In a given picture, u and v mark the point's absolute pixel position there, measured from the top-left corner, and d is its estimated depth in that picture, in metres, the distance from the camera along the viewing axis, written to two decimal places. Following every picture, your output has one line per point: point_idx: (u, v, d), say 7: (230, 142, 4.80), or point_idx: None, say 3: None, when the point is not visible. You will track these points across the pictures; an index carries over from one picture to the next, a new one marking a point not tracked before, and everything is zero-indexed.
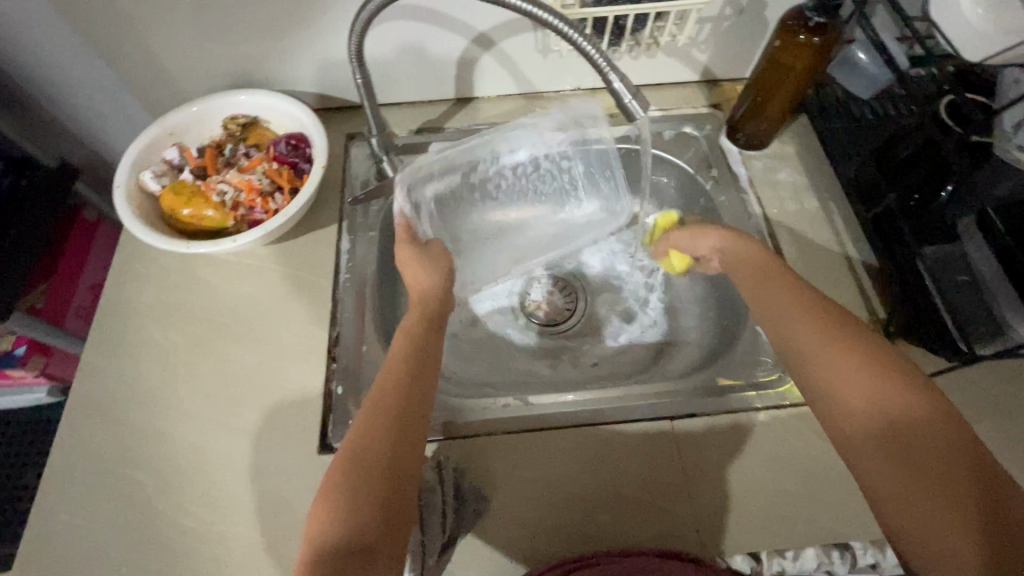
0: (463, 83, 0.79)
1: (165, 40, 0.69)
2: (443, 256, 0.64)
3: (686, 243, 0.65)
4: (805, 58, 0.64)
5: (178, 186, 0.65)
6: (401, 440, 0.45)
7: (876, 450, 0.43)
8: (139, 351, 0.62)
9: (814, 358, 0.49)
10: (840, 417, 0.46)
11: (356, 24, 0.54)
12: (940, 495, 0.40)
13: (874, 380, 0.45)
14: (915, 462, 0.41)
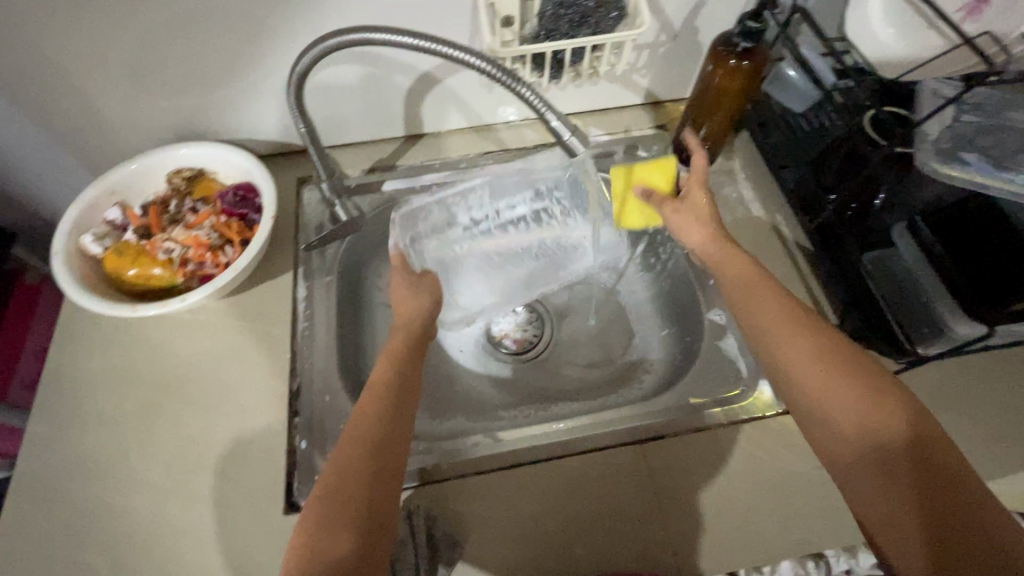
0: (412, 121, 0.79)
1: (101, 98, 0.67)
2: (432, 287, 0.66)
3: (675, 222, 0.63)
4: (736, 82, 0.67)
5: (122, 247, 0.63)
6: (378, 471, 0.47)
7: (836, 443, 0.45)
8: (89, 422, 0.60)
9: (775, 356, 0.50)
10: (802, 415, 0.47)
11: (290, 78, 0.54)
12: (895, 482, 0.41)
13: (829, 372, 0.46)
14: (873, 453, 0.43)
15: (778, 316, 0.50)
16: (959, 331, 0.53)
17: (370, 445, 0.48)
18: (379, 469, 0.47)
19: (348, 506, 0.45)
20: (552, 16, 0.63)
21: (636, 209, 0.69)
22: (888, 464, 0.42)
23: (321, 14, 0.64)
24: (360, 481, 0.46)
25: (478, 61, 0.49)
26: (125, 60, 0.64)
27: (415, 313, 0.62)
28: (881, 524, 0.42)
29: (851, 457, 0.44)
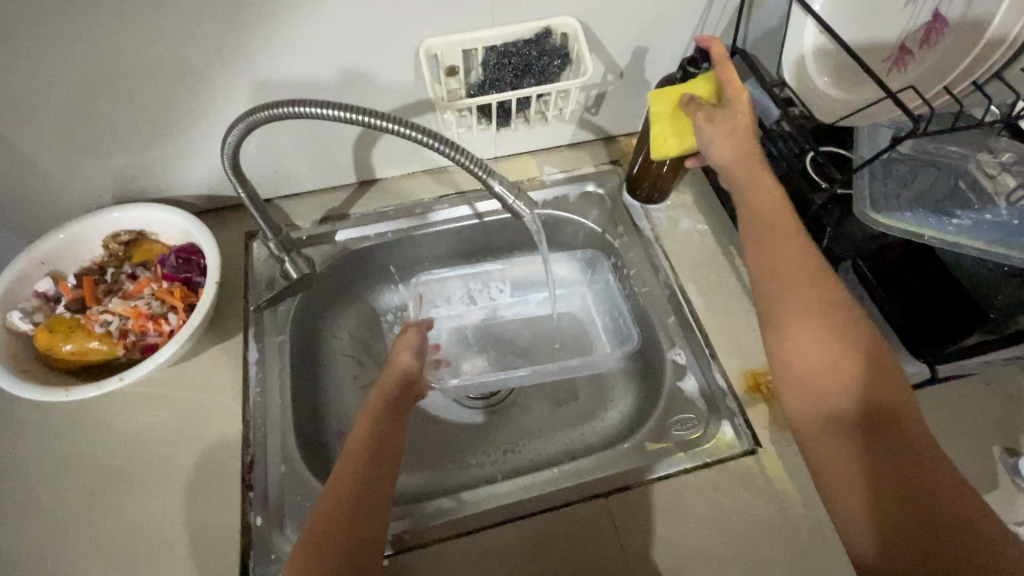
0: (363, 167, 0.78)
1: (27, 162, 0.64)
2: (416, 339, 0.65)
3: (704, 133, 0.57)
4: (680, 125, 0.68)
5: (54, 323, 0.60)
6: (355, 522, 0.47)
7: (817, 406, 0.47)
8: (24, 513, 0.56)
9: (775, 323, 0.50)
10: (785, 374, 0.49)
11: (225, 148, 0.54)
12: (863, 450, 0.44)
13: (827, 342, 0.47)
14: (845, 420, 0.46)
15: (795, 277, 0.51)
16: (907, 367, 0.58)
17: (362, 487, 0.48)
18: (375, 512, 0.48)
19: (333, 547, 0.45)
20: (495, 66, 0.64)
21: (676, 135, 0.61)
22: (865, 433, 0.45)
23: (258, 70, 0.62)
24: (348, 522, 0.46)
25: (393, 125, 0.50)
26: (52, 125, 0.61)
27: (406, 371, 0.61)
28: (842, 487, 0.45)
29: (825, 423, 0.46)
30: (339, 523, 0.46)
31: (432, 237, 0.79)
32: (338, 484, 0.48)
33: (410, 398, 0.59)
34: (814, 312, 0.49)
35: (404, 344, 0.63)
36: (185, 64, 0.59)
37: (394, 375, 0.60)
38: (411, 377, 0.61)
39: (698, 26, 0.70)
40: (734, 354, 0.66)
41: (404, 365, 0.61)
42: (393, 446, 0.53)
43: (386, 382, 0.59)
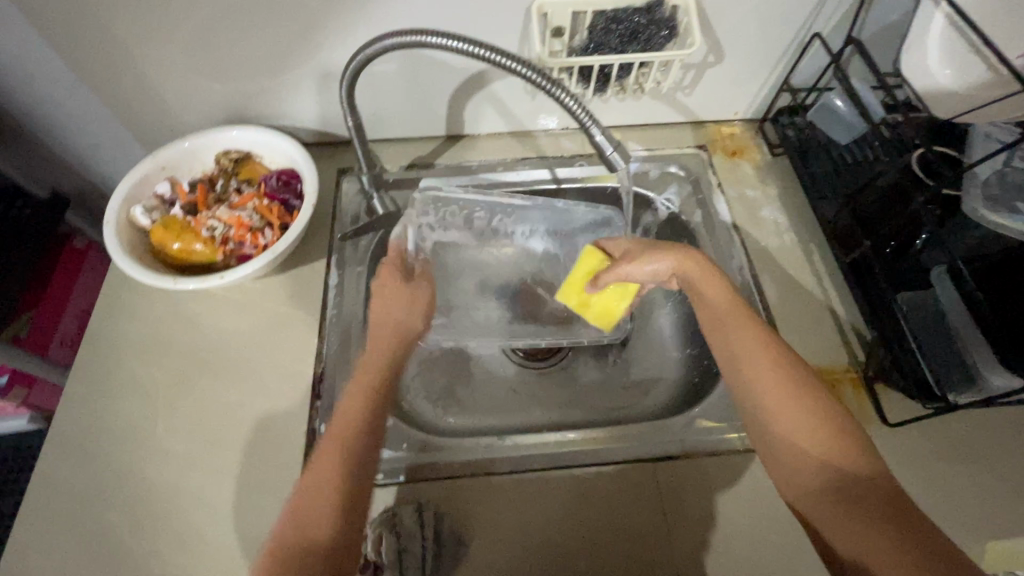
0: (454, 122, 0.81)
1: (160, 76, 0.70)
2: (422, 292, 0.66)
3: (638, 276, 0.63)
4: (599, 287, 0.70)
5: (168, 221, 0.66)
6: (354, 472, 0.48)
7: (805, 475, 0.48)
8: (123, 386, 0.62)
9: (756, 415, 0.51)
10: (777, 446, 0.50)
11: (346, 73, 0.57)
12: (865, 513, 0.44)
13: (798, 416, 0.49)
14: (839, 490, 0.46)
15: (755, 357, 0.53)
16: (994, 382, 0.54)
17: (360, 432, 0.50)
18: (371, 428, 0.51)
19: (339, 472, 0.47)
20: (602, 30, 0.64)
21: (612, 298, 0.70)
22: (855, 492, 0.45)
23: (378, 12, 0.65)
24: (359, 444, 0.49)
25: (513, 63, 0.52)
26: (186, 43, 0.66)
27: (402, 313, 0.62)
28: (843, 526, 0.44)
29: (823, 490, 0.46)
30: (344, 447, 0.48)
31: (507, 197, 0.81)
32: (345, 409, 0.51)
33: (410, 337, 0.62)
34: (786, 384, 0.51)
35: (386, 292, 0.62)
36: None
37: (395, 326, 0.60)
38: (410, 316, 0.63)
39: (813, 12, 0.68)
40: (802, 349, 0.65)
41: (406, 322, 0.62)
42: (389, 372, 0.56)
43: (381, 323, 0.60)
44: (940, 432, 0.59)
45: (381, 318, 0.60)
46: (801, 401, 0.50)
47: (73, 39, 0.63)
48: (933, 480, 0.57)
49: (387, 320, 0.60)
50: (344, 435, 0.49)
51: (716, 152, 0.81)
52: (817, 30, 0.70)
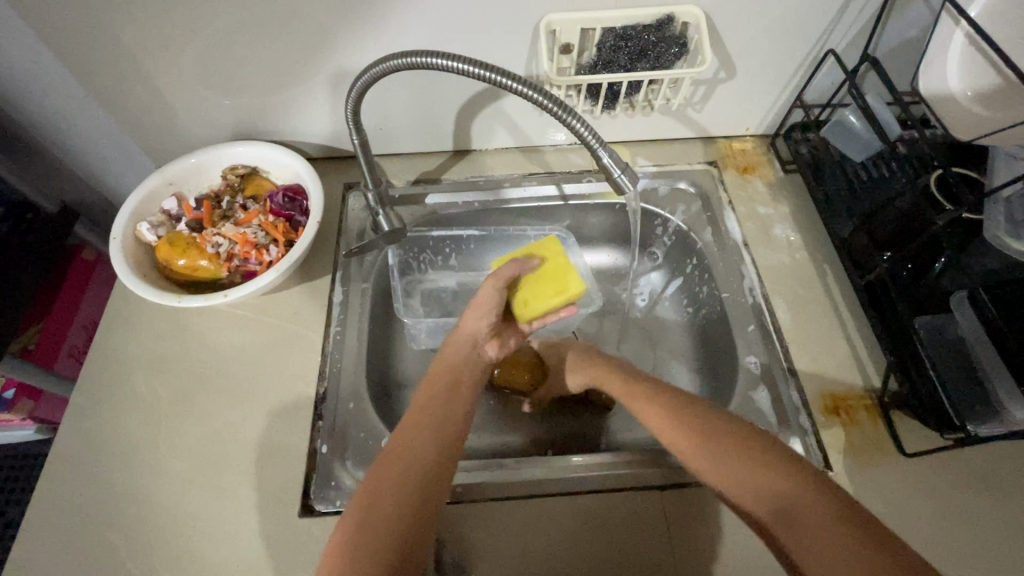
0: (461, 137, 0.80)
1: (168, 92, 0.70)
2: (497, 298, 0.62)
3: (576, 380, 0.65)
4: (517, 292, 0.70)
5: (174, 237, 0.66)
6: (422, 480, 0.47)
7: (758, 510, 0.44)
8: (126, 403, 0.62)
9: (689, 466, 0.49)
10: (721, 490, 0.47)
11: (351, 92, 0.57)
12: (824, 529, 0.41)
13: (719, 455, 0.47)
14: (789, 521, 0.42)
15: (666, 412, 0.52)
16: (1016, 415, 0.51)
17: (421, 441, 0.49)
18: (451, 445, 0.50)
19: (411, 481, 0.46)
20: (611, 47, 0.64)
21: (542, 283, 0.66)
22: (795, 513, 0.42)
23: (385, 28, 0.65)
24: (430, 460, 0.48)
25: (518, 85, 0.52)
26: (193, 61, 0.66)
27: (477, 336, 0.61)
28: (800, 530, 0.41)
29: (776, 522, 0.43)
30: (418, 464, 0.47)
31: (513, 213, 0.80)
32: (417, 425, 0.51)
33: (481, 361, 0.59)
34: (695, 428, 0.49)
35: (482, 304, 0.62)
36: (318, 17, 0.63)
37: (466, 335, 0.61)
38: (481, 342, 0.60)
39: (828, 28, 0.67)
40: (814, 374, 0.63)
41: (473, 327, 0.61)
42: (464, 397, 0.55)
43: (458, 345, 0.60)
44: (960, 462, 0.57)
45: (458, 348, 0.59)
46: (714, 435, 0.48)
47: (83, 56, 0.63)
48: (953, 513, 0.55)
49: (461, 344, 0.60)
50: (419, 451, 0.48)
51: (727, 169, 0.80)
52: (831, 47, 0.69)
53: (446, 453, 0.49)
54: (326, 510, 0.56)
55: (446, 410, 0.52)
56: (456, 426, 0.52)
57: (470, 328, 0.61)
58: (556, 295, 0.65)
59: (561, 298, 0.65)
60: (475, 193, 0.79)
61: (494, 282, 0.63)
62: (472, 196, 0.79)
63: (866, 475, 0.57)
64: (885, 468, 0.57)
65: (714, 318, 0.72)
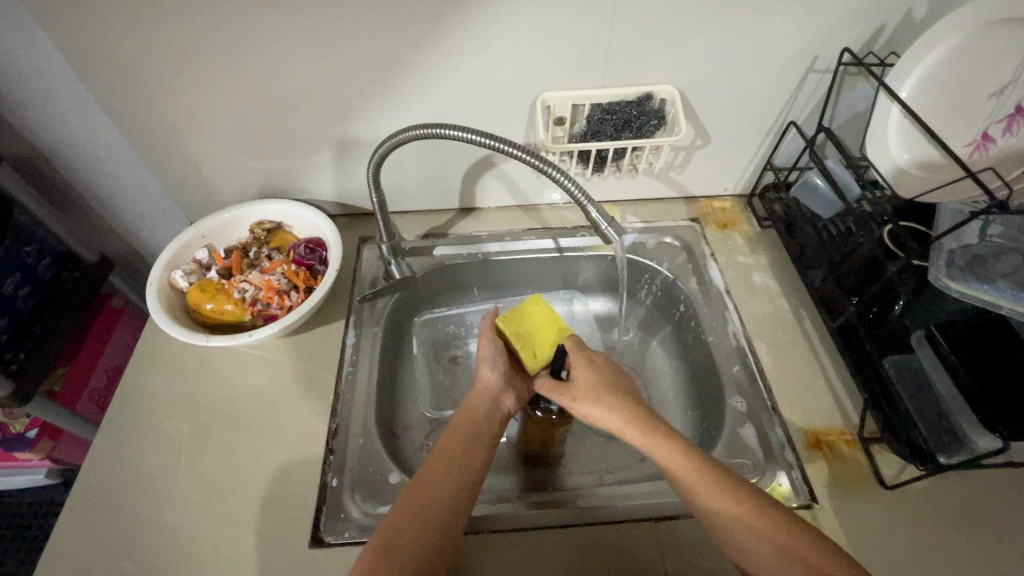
0: (467, 196, 0.89)
1: (207, 155, 0.79)
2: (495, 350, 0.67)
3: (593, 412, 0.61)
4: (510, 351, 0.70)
5: (204, 284, 0.72)
6: (438, 523, 0.51)
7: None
8: (149, 437, 0.66)
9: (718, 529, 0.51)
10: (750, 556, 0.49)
11: (374, 157, 0.65)
12: None
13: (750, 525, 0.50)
14: None
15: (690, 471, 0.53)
16: (979, 443, 0.55)
17: (439, 488, 0.53)
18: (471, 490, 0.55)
19: (429, 523, 0.51)
20: (599, 120, 0.74)
21: (544, 334, 0.69)
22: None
23: (402, 104, 0.74)
24: (447, 504, 0.52)
25: (517, 150, 0.60)
26: (232, 129, 0.76)
27: (494, 388, 0.65)
28: None
29: None
30: (437, 506, 0.52)
31: (514, 263, 0.87)
32: (439, 468, 0.55)
33: (500, 413, 0.63)
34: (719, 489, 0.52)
35: (488, 358, 0.66)
36: (345, 95, 0.72)
37: (482, 388, 0.64)
38: (499, 393, 0.64)
39: (787, 103, 0.77)
40: (796, 411, 0.67)
41: (489, 379, 0.65)
42: (485, 446, 0.59)
43: (478, 396, 0.64)
44: (938, 494, 0.61)
45: (478, 399, 0.63)
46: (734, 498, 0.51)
47: (136, 125, 0.73)
48: (933, 543, 0.58)
49: (479, 396, 0.64)
50: (439, 495, 0.53)
51: (708, 224, 0.88)
52: (792, 118, 0.79)
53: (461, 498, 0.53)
54: (335, 541, 0.58)
55: (467, 458, 0.57)
56: (475, 473, 0.56)
57: (487, 379, 0.65)
58: (557, 339, 0.69)
59: (563, 339, 0.69)
60: (477, 245, 0.86)
61: (487, 337, 0.69)
62: (474, 249, 0.86)
63: (850, 506, 0.60)
64: (867, 500, 0.60)
65: (702, 360, 0.77)
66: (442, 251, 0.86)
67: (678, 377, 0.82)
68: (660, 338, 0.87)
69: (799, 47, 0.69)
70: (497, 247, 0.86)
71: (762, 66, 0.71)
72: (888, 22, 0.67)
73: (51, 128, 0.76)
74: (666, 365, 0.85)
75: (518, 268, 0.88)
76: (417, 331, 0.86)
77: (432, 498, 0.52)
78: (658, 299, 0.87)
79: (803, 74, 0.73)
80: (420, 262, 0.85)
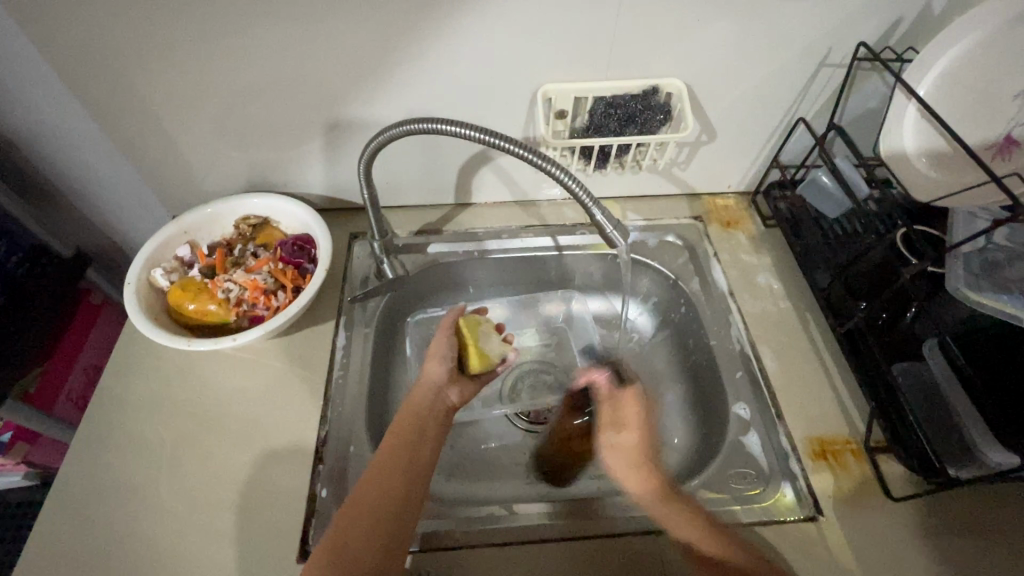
0: (462, 191, 0.85)
1: (188, 146, 0.75)
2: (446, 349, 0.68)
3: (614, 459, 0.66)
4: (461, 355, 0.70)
5: (186, 283, 0.69)
6: (384, 516, 0.49)
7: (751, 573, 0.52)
8: (127, 445, 0.63)
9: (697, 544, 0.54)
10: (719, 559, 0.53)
11: (365, 152, 0.62)
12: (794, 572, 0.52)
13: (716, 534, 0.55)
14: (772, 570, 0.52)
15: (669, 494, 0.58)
16: (992, 458, 0.54)
17: (386, 477, 0.52)
18: (421, 484, 0.53)
19: (377, 513, 0.49)
20: (602, 114, 0.70)
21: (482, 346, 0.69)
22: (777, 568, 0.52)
23: (396, 94, 0.71)
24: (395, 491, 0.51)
25: (517, 147, 0.57)
26: (216, 119, 0.71)
27: (437, 382, 0.65)
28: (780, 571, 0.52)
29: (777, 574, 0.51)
30: (383, 501, 0.50)
31: (511, 262, 0.84)
32: (388, 456, 0.54)
33: (444, 404, 0.64)
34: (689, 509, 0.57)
35: (436, 353, 0.67)
36: (335, 84, 0.69)
37: (427, 383, 0.65)
38: (442, 386, 0.65)
39: (797, 99, 0.74)
40: (801, 418, 0.66)
41: (432, 374, 0.66)
42: (431, 436, 0.58)
43: (422, 390, 0.64)
44: (945, 507, 0.59)
45: (422, 393, 0.63)
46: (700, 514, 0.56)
47: (109, 113, 0.68)
48: (940, 556, 0.56)
49: (424, 389, 0.64)
50: (385, 485, 0.51)
51: (711, 223, 0.85)
52: (802, 114, 0.76)
53: (408, 485, 0.52)
54: None
55: (415, 447, 0.56)
56: (422, 464, 0.55)
57: (432, 373, 0.66)
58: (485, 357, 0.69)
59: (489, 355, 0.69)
60: (472, 242, 0.83)
61: (445, 331, 0.70)
62: (470, 246, 0.83)
63: (855, 518, 0.59)
64: (873, 512, 0.59)
65: (702, 363, 0.75)
66: (437, 249, 0.82)
67: (677, 380, 0.80)
68: (661, 340, 0.85)
69: (812, 40, 0.66)
70: (494, 244, 0.83)
71: (773, 59, 0.68)
72: (906, 15, 0.64)
73: (19, 114, 0.71)
74: (664, 368, 0.83)
75: (516, 266, 0.85)
76: (410, 335, 0.82)
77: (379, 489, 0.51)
78: (657, 300, 0.84)
79: (815, 69, 0.70)
80: (414, 259, 0.82)
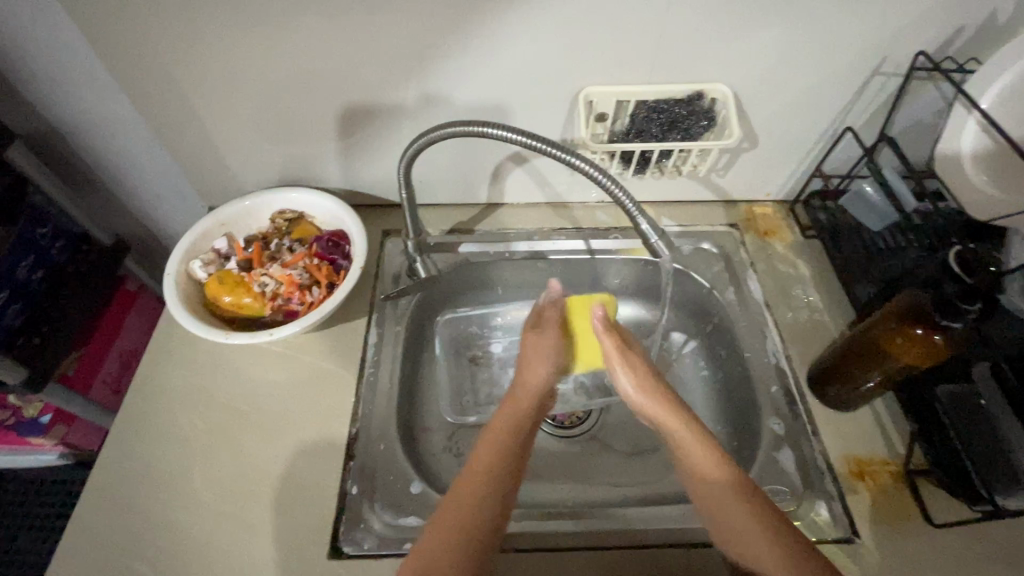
0: (496, 191, 0.85)
1: (227, 138, 0.75)
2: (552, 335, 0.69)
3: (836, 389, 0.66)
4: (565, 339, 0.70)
5: (223, 276, 0.69)
6: (474, 538, 0.49)
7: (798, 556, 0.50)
8: (163, 433, 0.64)
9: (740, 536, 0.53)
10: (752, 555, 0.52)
11: (407, 152, 0.62)
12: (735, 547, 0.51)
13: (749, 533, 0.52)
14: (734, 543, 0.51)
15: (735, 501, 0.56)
16: None
17: (480, 499, 0.51)
18: (506, 512, 0.52)
19: (470, 538, 0.49)
20: (644, 117, 0.69)
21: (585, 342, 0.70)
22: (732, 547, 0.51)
23: (435, 93, 0.70)
24: (488, 515, 0.51)
25: (562, 152, 0.56)
26: (256, 113, 0.72)
27: (543, 385, 0.66)
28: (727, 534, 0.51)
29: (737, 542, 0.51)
30: (471, 526, 0.49)
31: (543, 264, 0.83)
32: (481, 477, 0.53)
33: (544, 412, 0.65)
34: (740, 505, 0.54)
35: (542, 348, 0.68)
36: (375, 81, 0.68)
37: (530, 386, 0.65)
38: (547, 391, 0.66)
39: (846, 107, 0.71)
40: (838, 437, 0.64)
41: (538, 378, 0.66)
42: (523, 456, 0.57)
43: (527, 393, 0.64)
44: (986, 535, 0.57)
45: (529, 393, 0.64)
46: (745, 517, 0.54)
47: (153, 104, 0.69)
48: None
49: (528, 395, 0.64)
50: (479, 507, 0.51)
51: (748, 231, 0.83)
52: (850, 123, 0.74)
53: (500, 512, 0.51)
54: (353, 553, 0.56)
55: (509, 466, 0.55)
56: (514, 486, 0.54)
57: (539, 375, 0.66)
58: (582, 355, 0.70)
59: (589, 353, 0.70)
60: (504, 243, 0.83)
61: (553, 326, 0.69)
62: (502, 247, 0.82)
63: (892, 541, 0.57)
64: (911, 536, 0.57)
65: (735, 374, 0.74)
66: (469, 250, 0.82)
67: (707, 390, 0.79)
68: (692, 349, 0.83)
69: (866, 47, 0.64)
70: (527, 246, 0.82)
71: (822, 66, 0.66)
72: (968, 24, 0.61)
73: (64, 103, 0.72)
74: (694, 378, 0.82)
75: (547, 269, 0.84)
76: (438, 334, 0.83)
77: (469, 513, 0.50)
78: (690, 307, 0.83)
79: (867, 77, 0.67)
80: (444, 259, 0.81)
